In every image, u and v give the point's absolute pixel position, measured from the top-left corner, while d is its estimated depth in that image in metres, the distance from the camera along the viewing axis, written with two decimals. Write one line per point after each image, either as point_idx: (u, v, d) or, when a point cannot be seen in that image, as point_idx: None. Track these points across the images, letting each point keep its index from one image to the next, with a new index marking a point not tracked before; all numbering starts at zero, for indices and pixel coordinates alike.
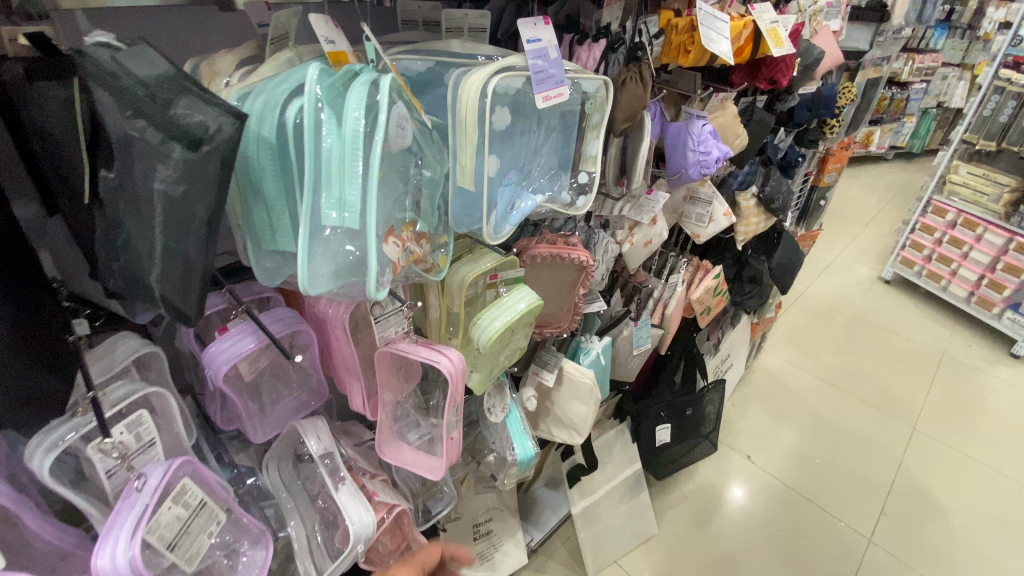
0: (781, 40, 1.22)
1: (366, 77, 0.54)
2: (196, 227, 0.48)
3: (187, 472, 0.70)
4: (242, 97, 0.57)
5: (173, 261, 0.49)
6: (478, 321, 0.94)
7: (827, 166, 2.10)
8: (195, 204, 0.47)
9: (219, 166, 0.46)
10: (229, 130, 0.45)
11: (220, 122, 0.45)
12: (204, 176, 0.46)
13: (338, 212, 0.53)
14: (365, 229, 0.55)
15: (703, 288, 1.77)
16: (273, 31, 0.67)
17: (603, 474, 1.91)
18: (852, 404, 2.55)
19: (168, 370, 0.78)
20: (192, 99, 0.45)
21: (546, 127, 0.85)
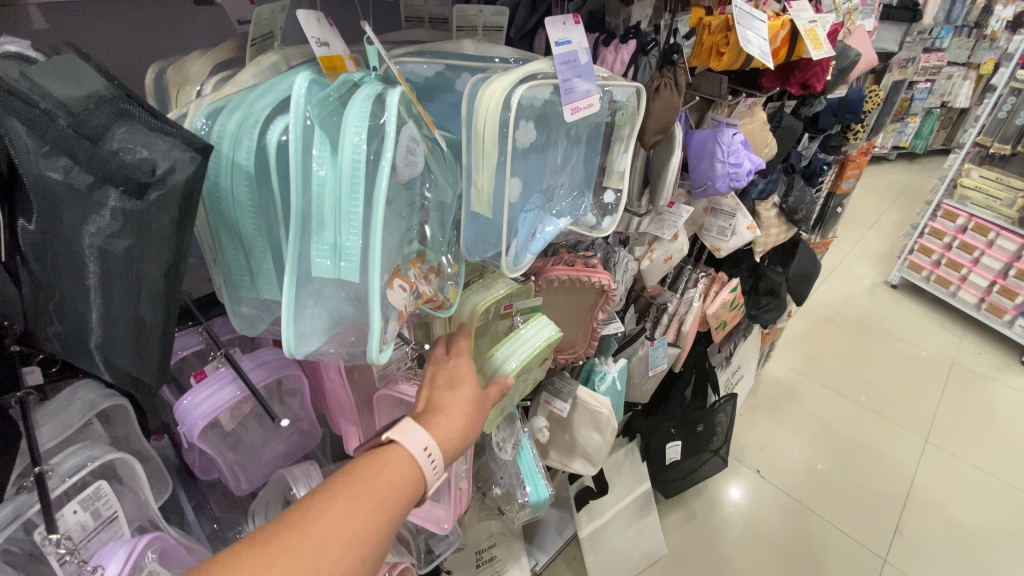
0: (820, 42, 1.11)
1: (370, 90, 0.43)
2: (149, 287, 0.39)
3: (154, 551, 0.59)
4: (214, 114, 0.45)
5: (120, 327, 0.40)
6: (491, 356, 0.83)
7: (846, 172, 1.99)
8: (147, 260, 0.38)
9: (175, 215, 0.38)
10: (189, 169, 0.37)
11: (176, 160, 0.37)
12: (158, 228, 0.38)
13: (332, 262, 0.42)
14: (366, 281, 0.44)
15: (720, 302, 1.67)
16: (254, 30, 0.56)
17: (612, 495, 1.82)
18: (861, 415, 2.45)
19: (135, 422, 0.69)
20: (134, 128, 0.36)
21: (573, 142, 0.74)
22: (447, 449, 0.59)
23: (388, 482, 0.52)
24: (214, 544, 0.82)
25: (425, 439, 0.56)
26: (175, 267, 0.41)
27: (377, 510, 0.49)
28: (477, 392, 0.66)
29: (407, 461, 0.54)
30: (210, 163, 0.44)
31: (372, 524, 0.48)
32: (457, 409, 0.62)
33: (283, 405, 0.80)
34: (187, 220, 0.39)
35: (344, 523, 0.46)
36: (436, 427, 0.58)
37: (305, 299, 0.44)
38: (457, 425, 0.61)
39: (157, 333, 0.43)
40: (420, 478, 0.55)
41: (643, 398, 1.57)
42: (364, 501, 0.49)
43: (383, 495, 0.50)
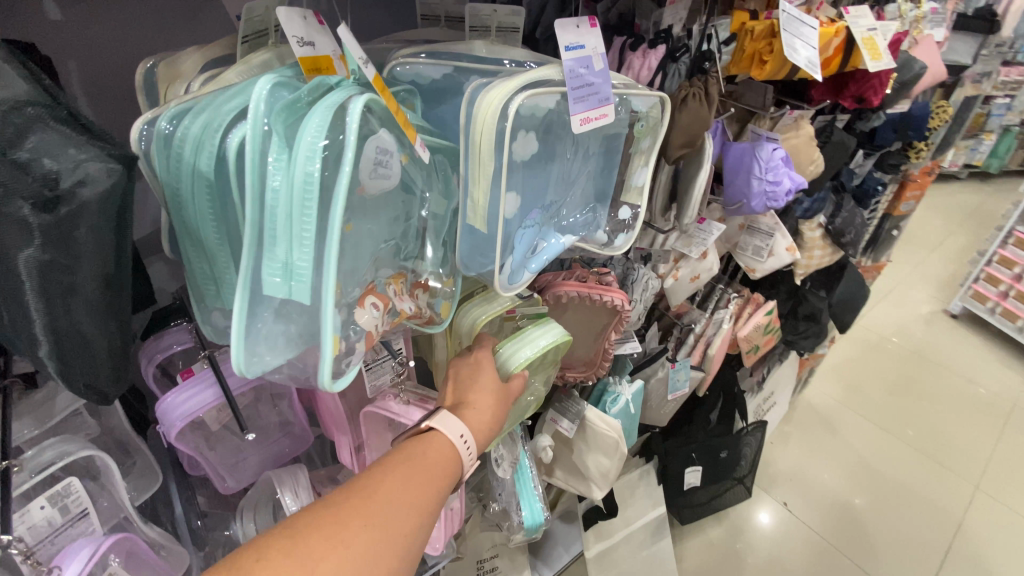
0: (880, 51, 1.01)
1: (336, 95, 0.39)
2: (78, 301, 0.38)
3: (121, 552, 0.58)
4: (182, 114, 0.43)
5: (64, 340, 0.39)
6: (497, 346, 0.77)
7: (905, 193, 1.85)
8: (72, 274, 0.37)
9: (93, 228, 0.36)
10: (104, 183, 0.35)
11: (87, 173, 0.35)
12: (78, 242, 0.36)
13: (283, 282, 0.39)
14: (322, 303, 0.41)
15: (753, 325, 1.57)
16: (247, 26, 0.53)
17: (622, 517, 1.72)
18: (904, 453, 2.26)
19: (123, 417, 0.69)
20: (44, 133, 0.34)
21: (584, 154, 0.68)
22: (480, 438, 0.65)
23: (434, 460, 0.58)
24: (196, 541, 0.81)
25: (461, 427, 0.62)
26: (107, 279, 0.39)
27: (429, 486, 0.55)
28: (501, 389, 0.70)
29: (447, 446, 0.60)
30: (172, 167, 0.42)
31: (427, 497, 0.54)
32: (489, 402, 0.68)
33: (275, 405, 0.79)
34: (110, 232, 0.38)
35: (405, 495, 0.52)
36: (470, 418, 0.64)
37: (260, 318, 0.42)
38: (487, 416, 0.67)
39: (103, 344, 0.42)
40: (458, 462, 0.61)
41: (661, 420, 1.49)
42: (417, 478, 0.55)
43: (431, 473, 0.56)
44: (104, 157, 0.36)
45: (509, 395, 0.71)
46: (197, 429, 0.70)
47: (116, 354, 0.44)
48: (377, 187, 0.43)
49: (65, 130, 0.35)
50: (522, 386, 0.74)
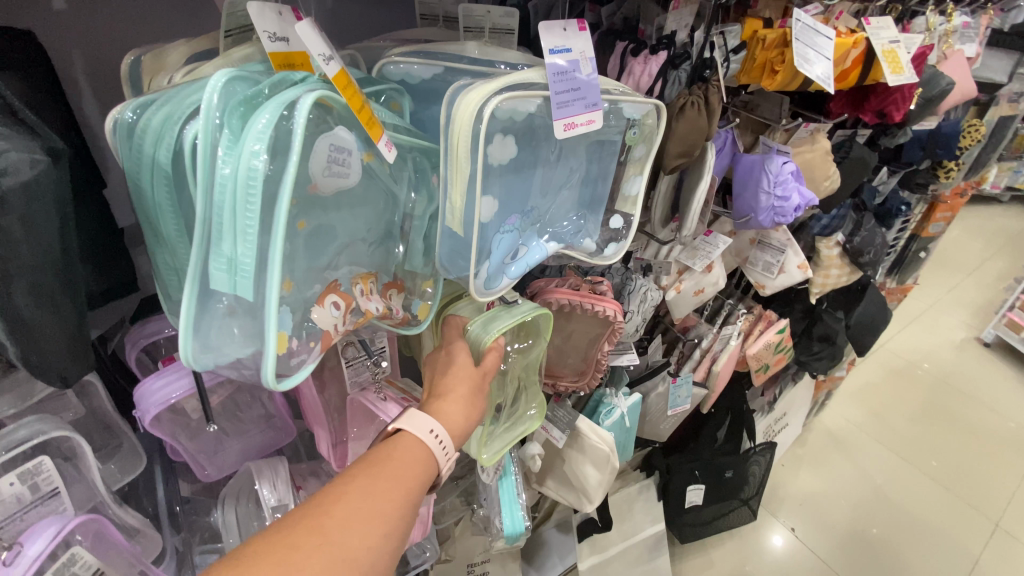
0: (901, 65, 0.97)
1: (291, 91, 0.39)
2: (19, 288, 0.39)
3: (88, 532, 0.59)
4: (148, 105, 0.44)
5: (19, 324, 0.41)
6: (468, 326, 0.73)
7: (936, 215, 1.77)
8: (7, 262, 0.38)
9: (21, 216, 0.38)
10: (27, 171, 0.38)
11: (9, 162, 0.37)
12: (5, 231, 0.37)
13: (229, 276, 0.39)
14: (267, 300, 0.41)
15: (763, 343, 1.51)
16: (230, 21, 0.52)
17: (619, 531, 1.66)
18: (923, 483, 2.16)
19: (106, 400, 0.70)
20: None
21: (571, 160, 0.67)
22: (455, 432, 0.62)
23: (404, 462, 0.55)
24: (174, 526, 0.82)
25: (430, 422, 0.60)
26: (48, 265, 0.41)
27: (399, 489, 0.53)
28: (479, 376, 0.68)
29: (418, 446, 0.58)
30: (135, 158, 0.42)
31: (396, 501, 0.52)
32: (465, 395, 0.65)
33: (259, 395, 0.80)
34: (40, 220, 0.39)
35: (373, 501, 0.50)
36: (442, 414, 0.62)
37: (211, 312, 0.42)
38: (462, 408, 0.64)
39: (54, 329, 0.43)
40: (432, 459, 0.58)
41: (660, 436, 1.45)
42: (386, 482, 0.52)
43: (402, 475, 0.54)
44: (30, 150, 0.39)
45: (486, 382, 0.69)
46: (175, 416, 0.71)
47: (73, 337, 0.45)
48: (333, 185, 0.43)
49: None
50: (497, 360, 0.70)
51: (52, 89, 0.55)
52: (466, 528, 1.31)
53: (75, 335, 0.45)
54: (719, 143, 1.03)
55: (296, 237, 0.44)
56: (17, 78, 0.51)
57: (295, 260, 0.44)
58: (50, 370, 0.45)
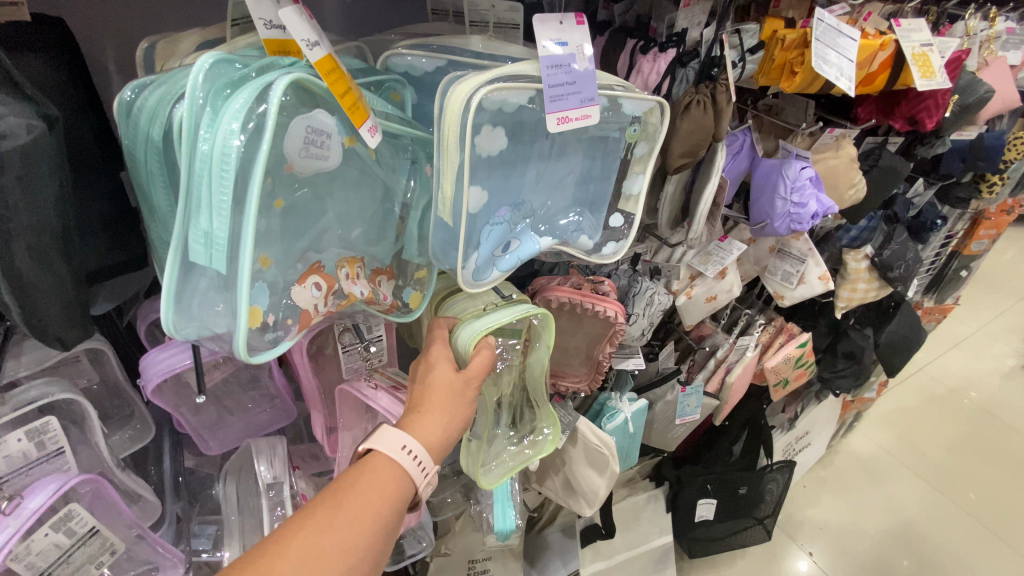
0: (933, 69, 0.93)
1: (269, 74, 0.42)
2: (18, 245, 0.44)
3: (88, 492, 0.62)
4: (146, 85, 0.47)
5: (24, 281, 0.46)
6: (458, 329, 0.72)
7: (979, 232, 1.69)
8: (6, 220, 0.43)
9: (19, 177, 0.43)
10: (23, 135, 0.43)
11: (7, 126, 0.42)
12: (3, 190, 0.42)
13: (205, 249, 0.43)
14: (239, 273, 0.44)
15: (783, 356, 1.45)
16: (236, 9, 0.53)
17: (623, 539, 1.59)
18: (959, 518, 1.99)
19: (120, 371, 0.72)
20: None
21: (565, 155, 0.67)
22: (433, 446, 0.61)
23: (371, 486, 0.55)
24: (176, 495, 0.85)
25: (404, 439, 0.58)
26: (44, 225, 0.45)
27: (364, 518, 0.53)
28: (463, 384, 0.66)
29: (390, 465, 0.57)
30: (130, 135, 0.45)
31: (359, 531, 0.52)
32: (446, 407, 0.64)
33: (260, 374, 0.82)
34: (37, 183, 0.44)
35: (333, 536, 0.50)
36: (419, 429, 0.60)
37: (195, 282, 0.46)
38: (442, 421, 0.62)
39: (52, 287, 0.48)
40: (406, 477, 0.57)
41: (668, 445, 1.42)
42: (349, 512, 0.52)
43: (368, 502, 0.54)
44: (27, 115, 0.43)
45: (469, 390, 0.67)
46: (178, 387, 0.74)
47: (69, 296, 0.50)
48: (309, 166, 0.47)
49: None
50: (489, 359, 0.69)
51: (76, 68, 0.58)
52: (466, 523, 1.27)
53: (70, 292, 0.50)
54: (736, 145, 1.00)
55: (273, 215, 0.47)
56: (42, 58, 0.54)
57: (273, 238, 0.47)
58: (47, 331, 0.50)
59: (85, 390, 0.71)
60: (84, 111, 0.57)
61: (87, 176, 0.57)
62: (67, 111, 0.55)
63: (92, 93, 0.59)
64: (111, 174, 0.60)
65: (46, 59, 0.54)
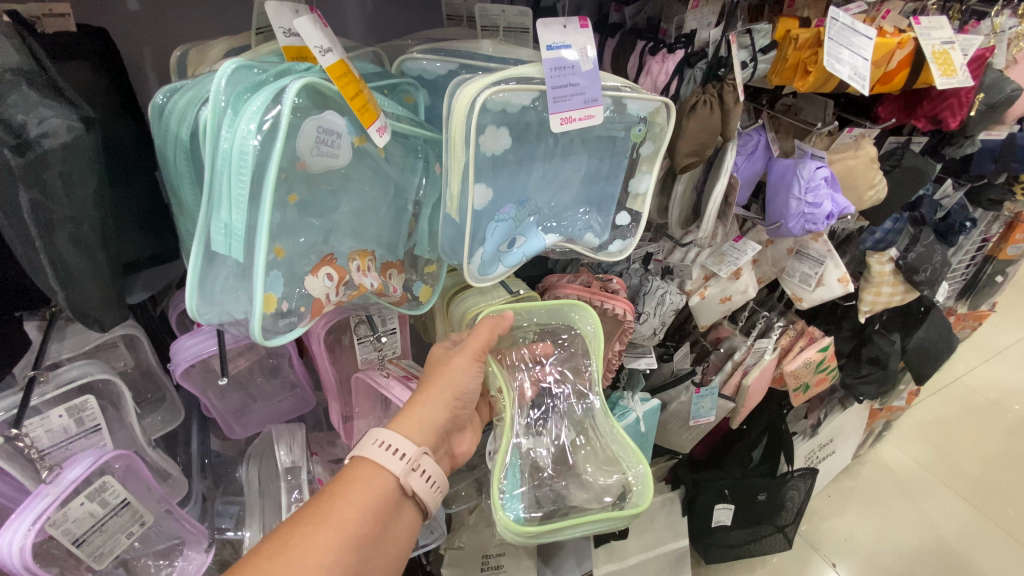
0: (954, 68, 0.92)
1: (284, 79, 0.46)
2: (61, 236, 0.49)
3: (121, 465, 0.67)
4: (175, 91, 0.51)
5: (66, 271, 0.50)
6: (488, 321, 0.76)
7: (1016, 235, 1.63)
8: (50, 213, 0.48)
9: (61, 172, 0.47)
10: (64, 135, 0.47)
11: (50, 127, 0.46)
12: (48, 184, 0.47)
13: (225, 238, 0.47)
14: (254, 263, 0.48)
15: (803, 360, 1.41)
16: (260, 18, 0.56)
17: (637, 541, 1.52)
18: (997, 539, 1.86)
19: (153, 355, 0.76)
20: (22, 100, 0.46)
21: (571, 154, 0.69)
22: (412, 432, 0.64)
23: (346, 483, 0.60)
24: (203, 475, 0.90)
25: (376, 434, 0.63)
26: (83, 220, 0.50)
27: (329, 521, 0.56)
28: (454, 358, 0.70)
29: (364, 464, 0.62)
30: (162, 135, 0.50)
31: (325, 534, 0.55)
32: (434, 385, 0.69)
33: (280, 363, 0.86)
34: (76, 178, 0.49)
35: (295, 543, 0.54)
36: (400, 420, 0.65)
37: (216, 272, 0.50)
38: (423, 401, 0.67)
39: (91, 274, 0.52)
40: (383, 469, 0.61)
41: (684, 446, 1.41)
42: (316, 517, 0.56)
43: (335, 506, 0.57)
44: (67, 117, 0.48)
45: (455, 364, 0.70)
46: (204, 372, 0.78)
47: (105, 286, 0.54)
48: (321, 164, 0.50)
49: (40, 94, 0.47)
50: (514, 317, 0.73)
51: (114, 73, 0.63)
52: (480, 518, 1.27)
53: (107, 283, 0.54)
54: (750, 145, 1.00)
55: (287, 210, 0.51)
56: (89, 68, 0.59)
57: (287, 231, 0.51)
58: (88, 315, 0.54)
59: (121, 372, 0.76)
60: (122, 112, 0.62)
61: (128, 172, 0.62)
62: (112, 114, 0.60)
63: (129, 96, 0.64)
64: (147, 173, 0.65)
65: (88, 65, 0.60)
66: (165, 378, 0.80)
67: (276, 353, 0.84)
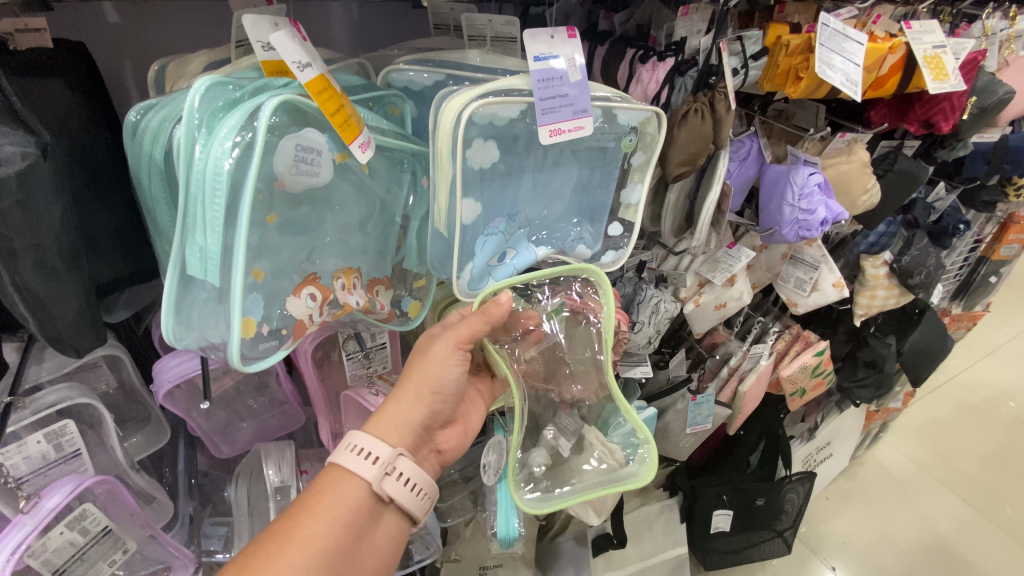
0: (946, 72, 0.92)
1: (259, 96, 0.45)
2: (25, 263, 0.47)
3: (103, 491, 0.65)
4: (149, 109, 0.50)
5: (33, 301, 0.49)
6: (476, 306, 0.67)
7: (1009, 235, 1.63)
8: (11, 241, 0.46)
9: (19, 200, 0.46)
10: (19, 162, 0.46)
11: (4, 153, 0.46)
12: (7, 212, 0.46)
13: (200, 262, 0.46)
14: (231, 286, 0.47)
15: (798, 365, 1.40)
16: (239, 31, 0.55)
17: (636, 548, 1.47)
18: (995, 537, 1.86)
19: (135, 375, 0.74)
20: None
21: (561, 165, 0.67)
22: (387, 432, 0.60)
23: (315, 496, 0.56)
24: (190, 496, 0.87)
25: (349, 437, 0.59)
26: (49, 246, 0.49)
27: (295, 538, 0.53)
28: (435, 348, 0.64)
29: (336, 472, 0.58)
30: (136, 154, 0.49)
31: (289, 553, 0.52)
32: (413, 377, 0.63)
33: (267, 381, 0.84)
34: (38, 203, 0.47)
35: (257, 566, 0.50)
36: (374, 420, 0.61)
37: (194, 296, 0.49)
38: (398, 395, 0.62)
39: (61, 300, 0.51)
40: (356, 476, 0.58)
41: (680, 453, 1.39)
42: (281, 536, 0.53)
43: (301, 521, 0.54)
44: (24, 144, 0.47)
45: (437, 353, 0.63)
46: (188, 393, 0.76)
47: (78, 312, 0.53)
48: (302, 182, 0.50)
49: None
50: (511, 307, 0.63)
51: (91, 87, 0.61)
52: (476, 530, 1.24)
53: (80, 308, 0.53)
54: (743, 151, 0.99)
55: (267, 229, 0.49)
56: (62, 84, 0.57)
57: (267, 252, 0.50)
58: (62, 341, 0.53)
59: (104, 394, 0.73)
60: (99, 127, 0.60)
61: (107, 190, 0.60)
62: (87, 130, 0.59)
63: (106, 113, 0.62)
64: (128, 190, 0.63)
65: (64, 82, 0.57)
66: (150, 397, 0.78)
67: (263, 370, 0.82)
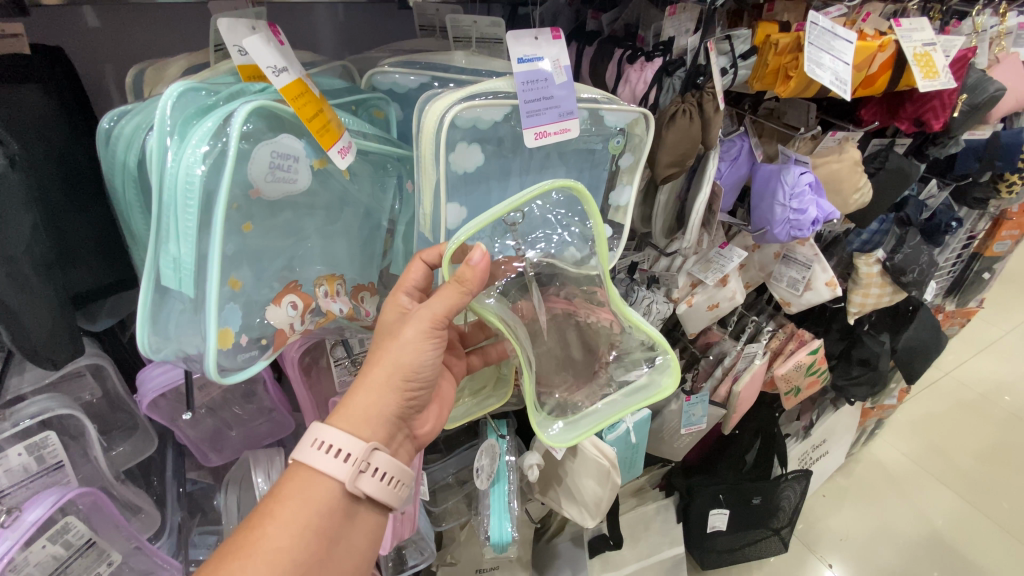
0: (936, 69, 0.91)
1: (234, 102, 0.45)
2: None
3: (87, 503, 0.64)
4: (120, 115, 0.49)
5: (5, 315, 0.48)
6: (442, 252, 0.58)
7: (1001, 232, 1.64)
8: None
9: None
10: None
11: None
12: None
13: (175, 273, 0.46)
14: (206, 296, 0.47)
15: (793, 363, 1.38)
16: (218, 36, 0.54)
17: (633, 549, 1.46)
18: (988, 531, 1.86)
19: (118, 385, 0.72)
20: None
21: (548, 168, 0.67)
22: (357, 426, 0.55)
23: (279, 499, 0.52)
24: (178, 505, 0.86)
25: (314, 433, 0.54)
26: (19, 258, 0.48)
27: (262, 552, 0.49)
28: (405, 329, 0.56)
29: (303, 470, 0.54)
30: (111, 160, 0.48)
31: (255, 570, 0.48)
32: (384, 363, 0.56)
33: (255, 388, 0.83)
34: (9, 216, 0.47)
35: None
36: (341, 412, 0.56)
37: (171, 307, 0.49)
38: (362, 383, 0.56)
39: (36, 312, 0.50)
40: (322, 472, 0.54)
41: (676, 454, 1.39)
42: (244, 554, 0.49)
43: (266, 532, 0.50)
44: None
45: (408, 333, 0.56)
46: (174, 403, 0.75)
47: (55, 324, 0.52)
48: (281, 190, 0.49)
49: None
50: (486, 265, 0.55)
51: (70, 97, 0.59)
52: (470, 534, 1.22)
53: (56, 319, 0.52)
54: (733, 151, 0.99)
55: (246, 238, 0.49)
56: (43, 91, 0.56)
57: (245, 261, 0.49)
58: (39, 353, 0.52)
59: (87, 404, 0.72)
60: (78, 135, 0.59)
61: (91, 198, 0.59)
62: (66, 137, 0.57)
63: (85, 119, 0.60)
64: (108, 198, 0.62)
65: (42, 89, 0.56)
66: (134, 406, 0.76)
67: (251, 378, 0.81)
